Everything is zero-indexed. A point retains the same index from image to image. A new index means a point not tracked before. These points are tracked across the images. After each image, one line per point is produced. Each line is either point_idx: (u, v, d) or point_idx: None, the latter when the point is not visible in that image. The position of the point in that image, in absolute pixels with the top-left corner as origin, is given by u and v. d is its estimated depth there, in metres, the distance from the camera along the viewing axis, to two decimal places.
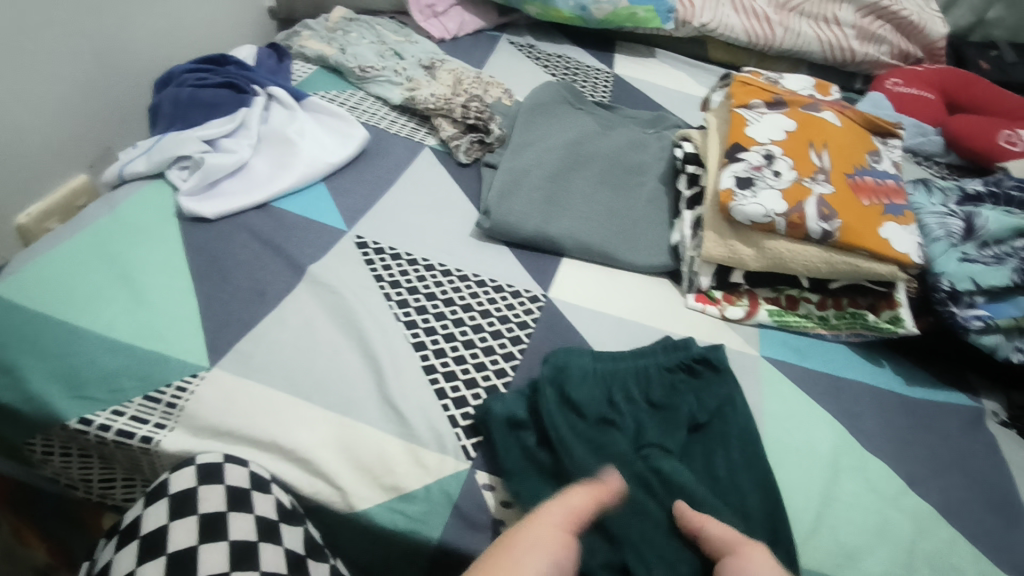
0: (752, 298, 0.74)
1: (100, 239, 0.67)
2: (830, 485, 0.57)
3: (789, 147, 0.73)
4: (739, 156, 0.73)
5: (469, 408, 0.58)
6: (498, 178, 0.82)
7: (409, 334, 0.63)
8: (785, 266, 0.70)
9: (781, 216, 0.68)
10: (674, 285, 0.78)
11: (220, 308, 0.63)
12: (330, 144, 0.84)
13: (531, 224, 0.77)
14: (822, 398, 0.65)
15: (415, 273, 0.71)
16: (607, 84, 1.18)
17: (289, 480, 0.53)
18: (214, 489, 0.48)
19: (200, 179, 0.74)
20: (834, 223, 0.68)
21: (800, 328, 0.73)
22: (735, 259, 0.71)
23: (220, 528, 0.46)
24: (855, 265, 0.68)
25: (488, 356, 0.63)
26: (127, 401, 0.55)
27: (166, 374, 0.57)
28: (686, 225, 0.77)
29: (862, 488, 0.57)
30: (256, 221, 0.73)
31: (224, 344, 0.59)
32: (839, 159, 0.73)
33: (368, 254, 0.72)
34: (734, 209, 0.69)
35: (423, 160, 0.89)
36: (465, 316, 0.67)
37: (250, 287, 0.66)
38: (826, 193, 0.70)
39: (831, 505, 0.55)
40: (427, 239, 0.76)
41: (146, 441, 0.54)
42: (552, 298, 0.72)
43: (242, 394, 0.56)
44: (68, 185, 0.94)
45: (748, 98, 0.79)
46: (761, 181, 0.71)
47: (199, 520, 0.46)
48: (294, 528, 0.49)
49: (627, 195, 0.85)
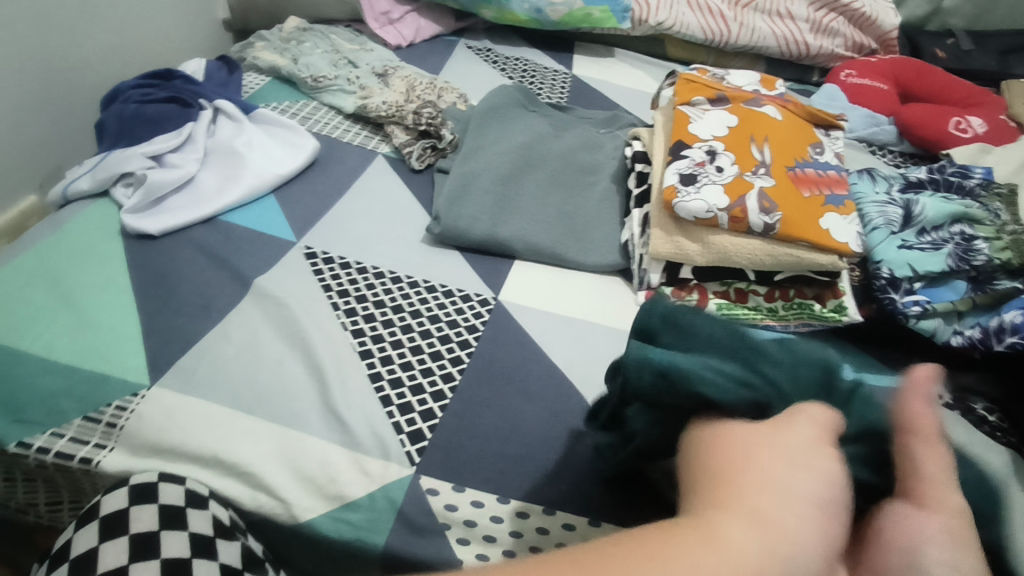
0: (701, 293, 0.75)
1: (41, 259, 0.67)
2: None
3: (730, 142, 0.74)
4: (683, 153, 0.73)
5: (414, 414, 0.58)
6: (449, 184, 0.82)
7: (355, 343, 0.63)
8: (730, 260, 0.71)
9: (722, 211, 0.69)
10: (626, 283, 0.79)
11: (164, 325, 0.63)
12: (279, 155, 0.84)
13: (480, 228, 0.77)
14: None
15: (364, 281, 0.71)
16: (564, 85, 1.18)
17: (230, 496, 0.53)
18: (148, 508, 0.48)
19: (144, 196, 0.74)
20: (775, 215, 0.68)
21: (749, 321, 0.73)
22: (681, 255, 0.72)
23: (153, 546, 0.46)
24: (798, 256, 0.69)
25: (435, 361, 0.63)
26: (67, 423, 0.55)
27: (107, 393, 0.57)
28: (634, 224, 0.78)
29: None
30: (203, 236, 0.73)
31: (166, 361, 0.59)
32: (781, 152, 0.74)
33: (317, 264, 0.72)
34: (677, 206, 0.70)
35: (376, 168, 0.89)
36: (413, 322, 0.67)
37: (196, 302, 0.65)
38: (767, 185, 0.70)
39: None
40: (377, 246, 0.76)
41: (86, 461, 0.53)
42: (502, 300, 0.72)
43: (183, 410, 0.56)
44: (17, 207, 0.93)
45: (691, 96, 0.79)
46: (704, 177, 0.71)
47: (131, 540, 0.46)
48: (231, 542, 0.49)
49: (579, 195, 0.85)
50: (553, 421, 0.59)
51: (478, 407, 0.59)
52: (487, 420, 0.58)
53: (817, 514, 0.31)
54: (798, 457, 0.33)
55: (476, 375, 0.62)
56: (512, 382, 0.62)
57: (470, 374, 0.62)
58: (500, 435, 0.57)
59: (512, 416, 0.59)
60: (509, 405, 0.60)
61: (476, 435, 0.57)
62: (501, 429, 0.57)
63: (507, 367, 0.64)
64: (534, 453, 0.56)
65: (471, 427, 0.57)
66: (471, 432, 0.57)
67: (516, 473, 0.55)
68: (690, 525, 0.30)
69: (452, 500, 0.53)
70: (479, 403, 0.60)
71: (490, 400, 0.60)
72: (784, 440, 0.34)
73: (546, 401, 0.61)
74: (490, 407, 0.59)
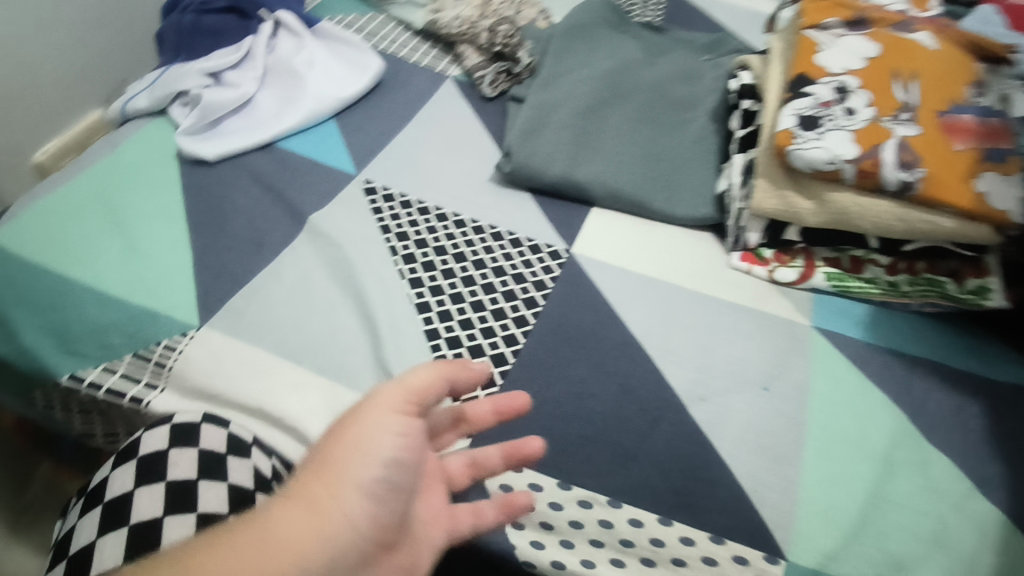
0: (807, 259, 0.64)
1: (95, 182, 0.64)
2: (872, 480, 0.49)
3: (867, 78, 0.60)
4: (805, 90, 0.61)
5: (473, 379, 0.53)
6: (523, 115, 0.74)
7: (413, 294, 0.58)
8: (849, 224, 0.60)
9: (849, 163, 0.57)
10: (718, 241, 0.68)
11: (215, 260, 0.59)
12: (341, 76, 0.77)
13: (556, 167, 0.69)
14: (882, 378, 0.56)
15: (425, 224, 0.64)
16: (661, 1, 1.03)
17: (275, 446, 0.50)
18: (186, 453, 0.46)
19: (200, 116, 0.69)
20: (917, 172, 0.56)
21: (862, 295, 0.63)
22: (790, 214, 0.62)
23: (190, 498, 0.44)
24: (936, 225, 0.57)
25: (497, 320, 0.57)
26: (118, 358, 0.53)
27: (156, 331, 0.54)
28: (735, 172, 0.67)
29: (918, 487, 0.49)
30: (259, 164, 0.68)
31: (215, 301, 0.56)
32: (931, 91, 0.60)
33: (375, 201, 0.66)
34: (792, 154, 0.59)
35: (444, 94, 0.80)
36: (476, 274, 0.61)
37: (248, 237, 0.61)
38: (909, 134, 0.57)
39: (879, 507, 0.48)
40: (440, 183, 0.69)
41: (136, 401, 0.52)
42: (576, 254, 0.65)
43: (230, 356, 0.53)
44: (84, 121, 0.91)
45: (822, 17, 0.65)
46: (829, 120, 0.59)
47: (168, 489, 0.44)
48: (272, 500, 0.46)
49: (670, 134, 0.74)
50: (624, 397, 0.53)
51: (541, 375, 0.53)
52: (551, 390, 0.52)
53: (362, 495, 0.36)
54: (347, 432, 0.37)
55: (541, 338, 0.56)
56: (581, 349, 0.56)
57: (535, 337, 0.56)
58: (564, 408, 0.51)
59: (580, 387, 0.53)
60: (575, 373, 0.54)
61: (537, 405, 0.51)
62: (566, 401, 0.52)
63: (575, 329, 0.57)
64: (598, 432, 0.50)
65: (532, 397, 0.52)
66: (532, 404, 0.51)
67: (579, 453, 0.49)
68: (263, 520, 0.34)
69: (508, 480, 0.49)
70: (543, 370, 0.54)
71: (556, 367, 0.54)
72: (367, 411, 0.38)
73: (615, 373, 0.54)
74: (555, 377, 0.53)
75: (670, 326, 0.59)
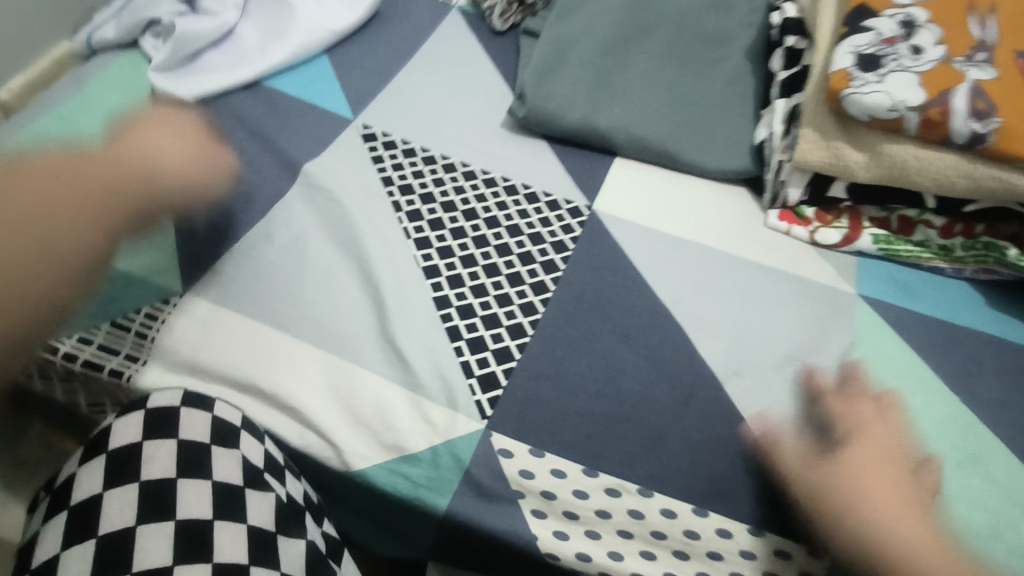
0: (853, 219, 0.59)
1: (59, 126, 0.57)
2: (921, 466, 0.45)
3: (938, 12, 0.53)
4: (864, 25, 0.54)
5: (487, 353, 0.48)
6: (539, 51, 0.65)
7: (419, 256, 0.52)
8: (906, 179, 0.53)
9: (913, 110, 0.51)
10: (754, 196, 0.62)
11: (199, 218, 0.53)
12: (333, 4, 0.68)
13: (576, 112, 0.62)
14: (931, 355, 0.52)
15: (432, 176, 0.58)
16: None
17: (272, 429, 0.47)
18: (162, 447, 0.42)
19: (175, 50, 0.61)
20: (991, 122, 0.49)
21: (911, 259, 0.58)
22: (838, 167, 0.55)
23: (168, 502, 0.40)
24: (1008, 182, 0.50)
25: (513, 287, 0.52)
26: (95, 328, 0.48)
27: (136, 298, 0.49)
28: (777, 119, 0.60)
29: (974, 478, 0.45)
30: (244, 106, 0.61)
31: (200, 266, 0.51)
32: (1010, 28, 0.53)
33: (375, 150, 0.59)
34: (848, 99, 0.52)
35: (449, 27, 0.72)
36: (489, 233, 0.55)
37: (234, 191, 0.55)
38: (984, 79, 0.51)
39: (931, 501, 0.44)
40: (447, 130, 0.62)
41: (115, 375, 0.47)
42: (598, 211, 0.58)
43: (219, 328, 0.48)
44: (49, 54, 0.82)
45: None
46: (892, 59, 0.52)
47: (140, 490, 0.40)
48: (264, 495, 0.44)
49: (702, 76, 0.67)
50: (655, 372, 0.48)
51: (562, 348, 0.48)
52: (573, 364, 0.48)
53: (77, 245, 0.45)
54: (159, 131, 0.52)
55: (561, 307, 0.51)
56: (605, 319, 0.50)
57: (556, 306, 0.51)
58: (590, 385, 0.47)
59: (606, 362, 0.48)
60: (600, 345, 0.49)
61: (559, 381, 0.47)
62: (591, 378, 0.47)
63: (597, 296, 0.52)
64: (626, 412, 0.46)
65: (554, 373, 0.47)
66: (553, 381, 0.47)
67: (604, 435, 0.45)
68: (87, 161, 0.48)
69: (529, 466, 0.44)
70: (565, 341, 0.49)
71: (578, 339, 0.49)
72: (188, 172, 0.51)
73: (642, 345, 0.49)
74: (577, 350, 0.48)
75: (703, 291, 0.53)
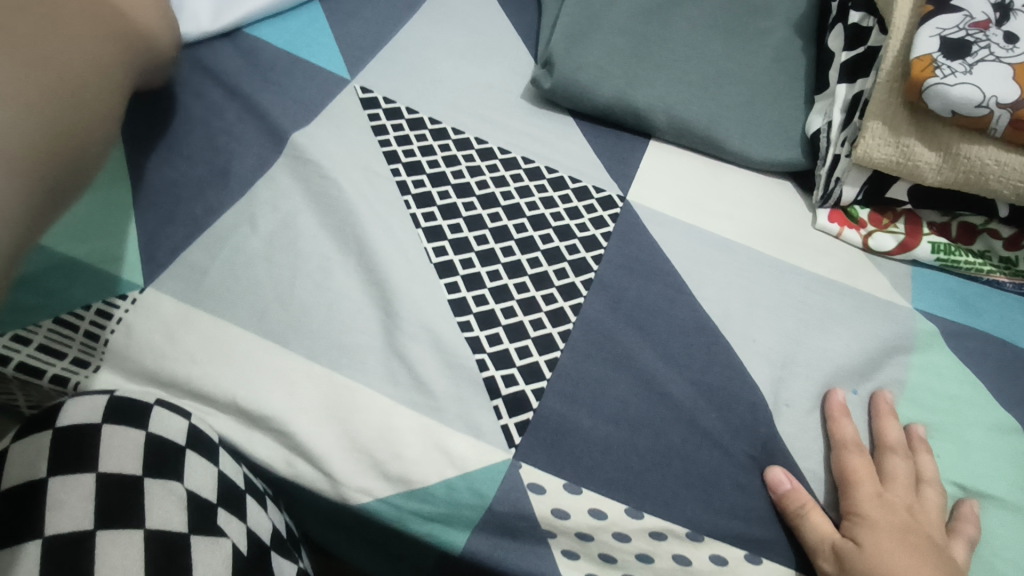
0: (911, 223, 0.52)
1: None
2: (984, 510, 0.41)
3: None
4: (953, 5, 0.47)
5: (515, 369, 0.41)
6: (568, 11, 0.57)
7: (431, 249, 0.44)
8: (982, 185, 0.47)
9: (1004, 108, 0.44)
10: (800, 193, 0.56)
11: (165, 193, 0.44)
12: None
13: (609, 86, 0.54)
14: (998, 380, 0.46)
15: (444, 153, 0.50)
16: None
17: (252, 454, 0.39)
18: (78, 485, 0.32)
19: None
20: None
21: (969, 272, 0.52)
22: (906, 167, 0.49)
23: (89, 554, 0.31)
24: None
25: (539, 290, 0.44)
26: (33, 324, 0.39)
27: (87, 290, 0.40)
28: (836, 107, 0.53)
29: None
30: (219, 57, 0.51)
31: (166, 252, 0.42)
32: None
33: (377, 119, 0.51)
34: (931, 89, 0.45)
35: None
36: (510, 224, 0.47)
37: (208, 162, 0.46)
38: None
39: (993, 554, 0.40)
40: (461, 98, 0.54)
41: (59, 383, 0.38)
42: (633, 203, 0.51)
43: (191, 331, 0.40)
44: None
45: None
46: (983, 46, 0.46)
47: (48, 545, 0.31)
48: (214, 542, 0.34)
49: (747, 51, 0.59)
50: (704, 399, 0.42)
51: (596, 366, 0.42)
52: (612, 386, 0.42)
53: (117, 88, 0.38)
54: None
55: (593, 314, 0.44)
56: (646, 334, 0.44)
57: (591, 315, 0.44)
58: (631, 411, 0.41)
59: (647, 383, 0.42)
60: (640, 361, 0.43)
61: (597, 404, 0.41)
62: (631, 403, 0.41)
63: (636, 304, 0.45)
64: (673, 442, 0.41)
65: (591, 395, 0.41)
66: (589, 405, 0.41)
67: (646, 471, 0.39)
68: None
69: (563, 505, 0.38)
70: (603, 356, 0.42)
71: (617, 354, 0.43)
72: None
73: (685, 367, 0.43)
74: (617, 369, 0.42)
75: (753, 303, 0.47)
